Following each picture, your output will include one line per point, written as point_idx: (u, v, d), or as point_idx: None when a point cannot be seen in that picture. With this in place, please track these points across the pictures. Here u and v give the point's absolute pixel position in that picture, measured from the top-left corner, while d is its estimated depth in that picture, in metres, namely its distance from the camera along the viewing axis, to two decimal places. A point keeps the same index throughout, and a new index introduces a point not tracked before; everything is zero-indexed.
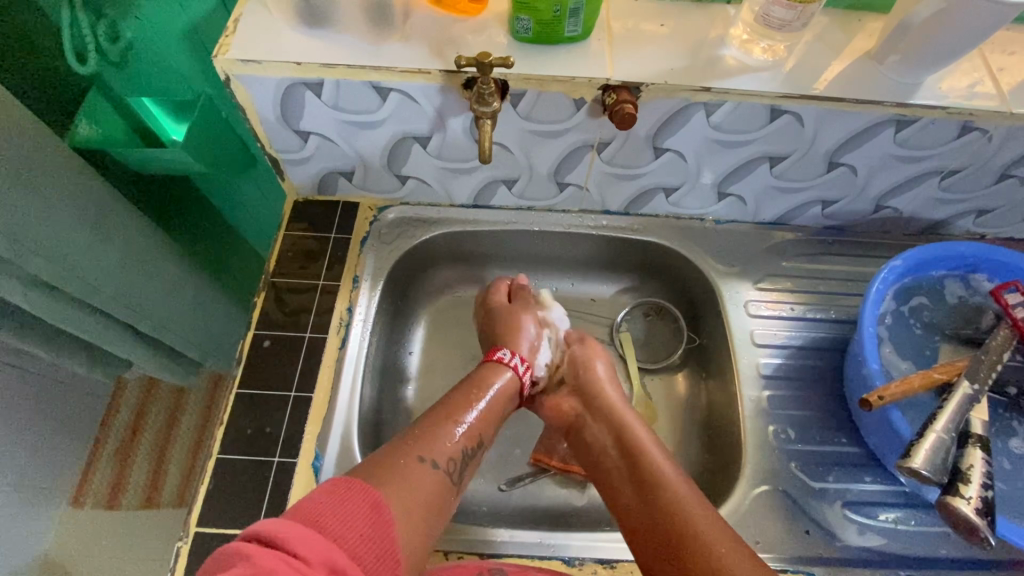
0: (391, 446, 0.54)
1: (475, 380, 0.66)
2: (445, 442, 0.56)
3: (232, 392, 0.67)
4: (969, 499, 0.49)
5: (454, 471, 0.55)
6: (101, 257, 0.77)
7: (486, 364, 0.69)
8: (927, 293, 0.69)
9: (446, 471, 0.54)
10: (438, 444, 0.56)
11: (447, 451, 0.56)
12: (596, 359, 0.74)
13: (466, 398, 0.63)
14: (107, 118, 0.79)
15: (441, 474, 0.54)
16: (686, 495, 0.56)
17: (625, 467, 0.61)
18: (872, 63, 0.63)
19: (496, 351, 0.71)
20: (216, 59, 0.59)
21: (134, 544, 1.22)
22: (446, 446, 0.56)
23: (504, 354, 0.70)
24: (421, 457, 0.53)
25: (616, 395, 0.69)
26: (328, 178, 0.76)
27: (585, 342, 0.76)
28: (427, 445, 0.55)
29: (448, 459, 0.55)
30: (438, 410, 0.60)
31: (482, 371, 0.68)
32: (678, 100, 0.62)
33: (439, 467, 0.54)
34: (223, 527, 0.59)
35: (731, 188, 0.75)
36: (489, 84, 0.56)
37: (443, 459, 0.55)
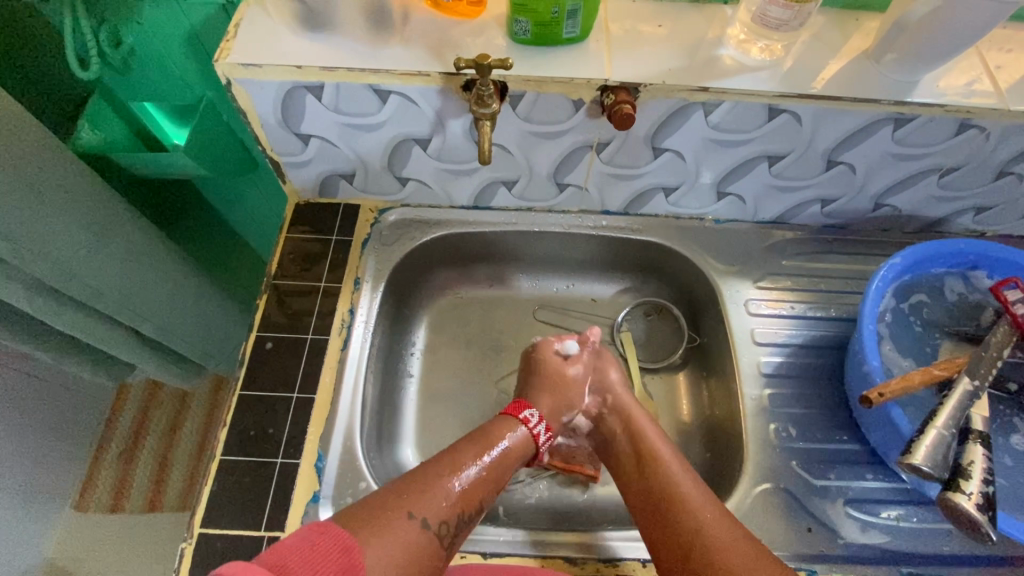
0: (396, 483, 0.54)
1: (480, 437, 0.63)
2: (439, 500, 0.54)
3: (235, 393, 0.67)
4: (969, 494, 0.49)
5: (446, 533, 0.53)
6: (103, 261, 0.77)
7: (502, 417, 0.67)
8: (927, 291, 0.69)
9: (437, 533, 0.52)
10: (434, 502, 0.53)
11: (440, 512, 0.53)
12: (612, 366, 0.75)
13: (468, 452, 0.60)
14: (108, 122, 0.79)
15: (431, 533, 0.51)
16: (699, 499, 0.59)
17: (632, 456, 0.66)
18: (869, 61, 0.64)
19: (523, 408, 0.68)
20: (217, 64, 0.59)
21: (136, 548, 1.22)
22: (442, 504, 0.54)
23: (530, 414, 0.68)
24: (411, 513, 0.51)
25: (630, 398, 0.71)
26: (328, 180, 0.77)
27: (601, 355, 0.76)
28: (419, 500, 0.53)
29: (441, 520, 0.53)
30: (443, 460, 0.58)
31: (495, 428, 0.65)
32: (676, 100, 0.62)
33: (429, 526, 0.52)
34: (226, 528, 0.60)
35: (730, 187, 0.75)
36: (488, 86, 0.56)
37: (435, 519, 0.52)
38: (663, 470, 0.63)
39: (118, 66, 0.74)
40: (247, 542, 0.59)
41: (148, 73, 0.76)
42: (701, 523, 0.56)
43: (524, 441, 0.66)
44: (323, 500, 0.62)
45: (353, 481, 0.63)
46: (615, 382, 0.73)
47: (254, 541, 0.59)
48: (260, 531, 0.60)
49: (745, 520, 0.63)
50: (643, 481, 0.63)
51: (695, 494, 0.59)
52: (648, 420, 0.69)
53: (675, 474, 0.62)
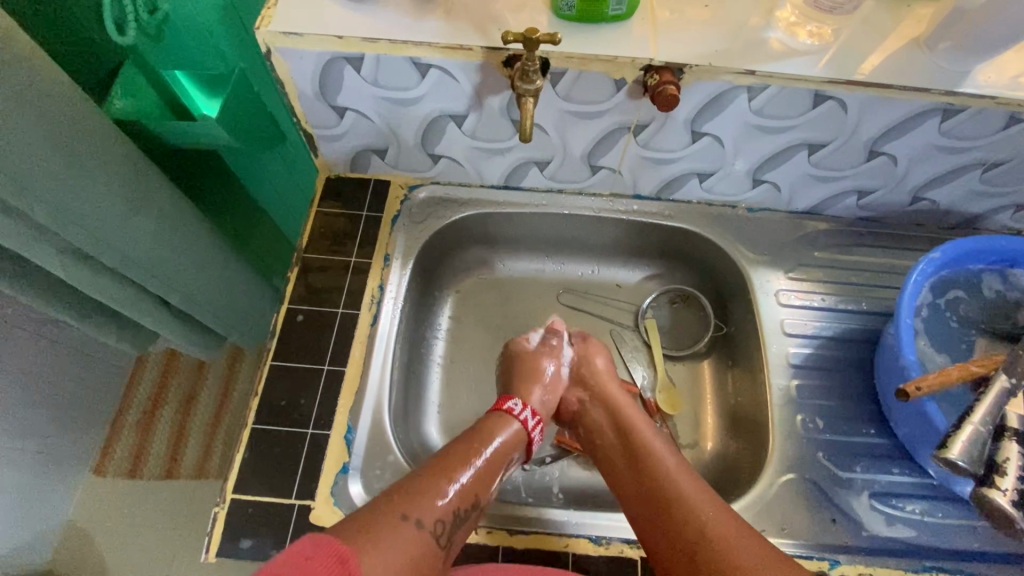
0: (391, 492, 0.54)
1: (482, 429, 0.65)
2: (434, 501, 0.54)
3: (266, 363, 0.68)
4: (1005, 491, 0.49)
5: (442, 533, 0.52)
6: (137, 230, 0.78)
7: (495, 412, 0.68)
8: (965, 286, 0.67)
9: (433, 533, 0.52)
10: (431, 504, 0.53)
11: (437, 512, 0.53)
12: (597, 355, 0.75)
13: (464, 453, 0.61)
14: (142, 89, 0.79)
15: (427, 535, 0.51)
16: (692, 490, 0.59)
17: (624, 450, 0.66)
18: (922, 49, 0.62)
19: (506, 399, 0.70)
20: (258, 32, 0.59)
21: (141, 518, 1.21)
22: (438, 508, 0.53)
23: (514, 403, 0.69)
24: (404, 514, 0.51)
25: (618, 390, 0.72)
26: (361, 155, 0.76)
27: (587, 341, 0.77)
28: (411, 502, 0.52)
29: (436, 520, 0.52)
30: (433, 468, 0.58)
31: (491, 424, 0.66)
32: (721, 83, 0.61)
33: (424, 526, 0.51)
34: (257, 495, 0.61)
35: (766, 175, 0.74)
36: (533, 62, 0.55)
37: (430, 519, 0.52)
38: (650, 448, 0.64)
39: (152, 33, 0.73)
40: (279, 511, 0.60)
41: (180, 38, 0.75)
42: (679, 491, 0.59)
43: (516, 436, 0.66)
44: (352, 472, 0.62)
45: (382, 455, 0.64)
46: (614, 394, 0.71)
47: (285, 508, 0.60)
48: (291, 499, 0.61)
49: (769, 507, 0.63)
50: (631, 466, 0.64)
51: (688, 484, 0.59)
52: (636, 415, 0.69)
53: (672, 474, 0.61)
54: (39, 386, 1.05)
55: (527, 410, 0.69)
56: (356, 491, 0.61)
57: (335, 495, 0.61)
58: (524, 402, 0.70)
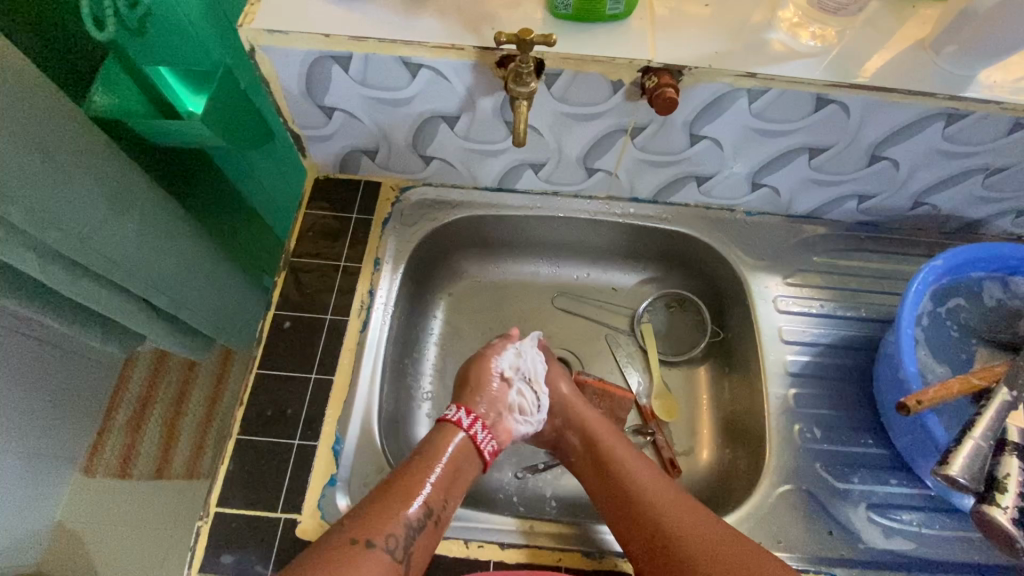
0: (347, 515, 0.53)
1: (427, 450, 0.60)
2: (388, 520, 0.52)
3: (252, 371, 0.66)
4: (1005, 509, 0.48)
5: (398, 549, 0.52)
6: (118, 232, 0.76)
7: (443, 425, 0.64)
8: (965, 295, 0.66)
9: (389, 551, 0.51)
10: (384, 523, 0.52)
11: (388, 530, 0.52)
12: (559, 379, 0.72)
13: (411, 475, 0.57)
14: (122, 86, 0.76)
15: (382, 553, 0.51)
16: (662, 497, 0.60)
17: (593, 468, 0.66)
18: (925, 52, 0.60)
19: (446, 408, 0.66)
20: (241, 29, 0.57)
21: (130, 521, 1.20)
22: (390, 525, 0.52)
23: (452, 411, 0.65)
24: (353, 538, 0.51)
25: (586, 406, 0.70)
26: (350, 156, 0.74)
27: (548, 363, 0.73)
28: (362, 524, 0.52)
29: (387, 536, 0.52)
30: (384, 491, 0.55)
31: (434, 438, 0.62)
32: (721, 86, 0.59)
33: (375, 546, 0.51)
34: (242, 508, 0.59)
35: (765, 178, 0.73)
36: (527, 63, 0.53)
37: (382, 538, 0.51)
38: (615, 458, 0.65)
39: (135, 28, 0.70)
40: (264, 525, 0.58)
41: (164, 35, 0.72)
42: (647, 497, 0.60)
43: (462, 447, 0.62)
44: (340, 484, 0.61)
45: (371, 466, 0.63)
46: (576, 408, 0.69)
47: (271, 521, 0.59)
48: (276, 513, 0.59)
49: (765, 520, 0.62)
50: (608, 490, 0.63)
51: (658, 494, 0.60)
52: (601, 423, 0.68)
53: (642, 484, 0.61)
54: (24, 389, 1.03)
55: (478, 425, 0.64)
56: (344, 505, 0.60)
57: (322, 508, 0.59)
58: (468, 407, 0.65)
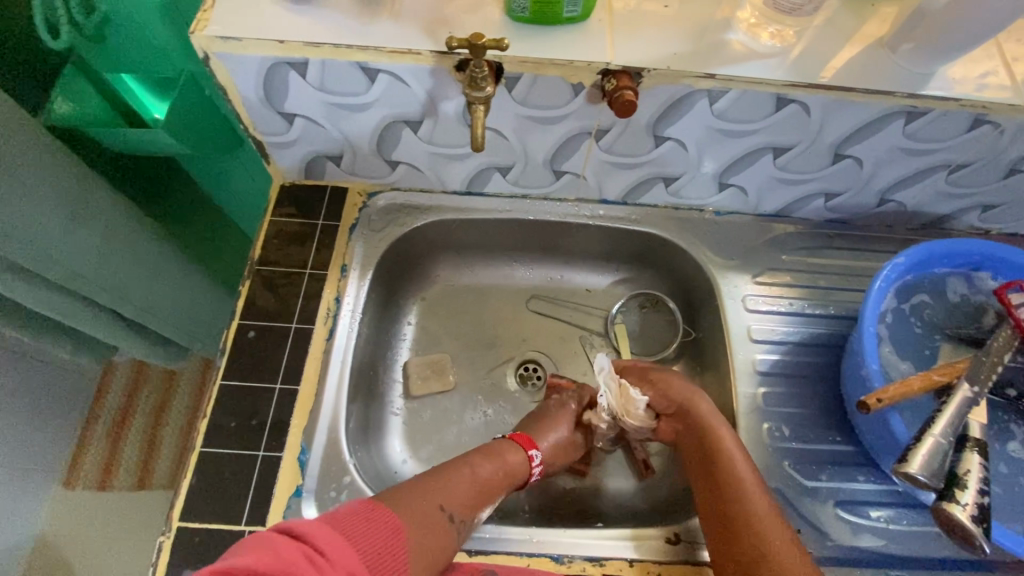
0: (430, 481, 0.59)
1: (497, 450, 0.66)
2: (458, 495, 0.58)
3: (216, 382, 0.65)
4: (964, 505, 0.48)
5: (461, 526, 0.57)
6: (79, 241, 0.74)
7: (509, 442, 0.68)
8: (929, 291, 0.67)
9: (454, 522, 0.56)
10: (455, 497, 0.58)
11: (461, 504, 0.58)
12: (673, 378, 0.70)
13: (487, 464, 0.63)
14: (84, 93, 0.75)
15: (451, 523, 0.56)
16: (762, 509, 0.57)
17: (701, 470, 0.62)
18: (883, 50, 0.60)
19: (533, 448, 0.68)
20: (194, 36, 0.56)
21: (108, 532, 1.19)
22: (462, 499, 0.58)
23: (536, 456, 0.68)
24: (439, 505, 0.56)
25: (708, 408, 0.65)
26: (315, 161, 0.73)
27: (650, 378, 0.71)
28: (444, 494, 0.57)
29: (462, 515, 0.57)
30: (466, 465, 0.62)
31: (503, 448, 0.66)
32: (680, 87, 0.59)
33: (452, 519, 0.56)
34: (206, 521, 0.58)
35: (732, 178, 0.73)
36: (481, 67, 0.52)
37: (457, 510, 0.57)
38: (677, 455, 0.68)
39: (92, 35, 0.69)
40: (227, 537, 0.58)
41: (123, 42, 0.71)
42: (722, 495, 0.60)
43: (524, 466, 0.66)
44: (306, 494, 0.60)
45: (338, 475, 0.62)
46: (703, 406, 0.65)
47: (234, 534, 0.58)
48: (240, 525, 0.58)
49: None
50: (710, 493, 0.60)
51: (760, 507, 0.57)
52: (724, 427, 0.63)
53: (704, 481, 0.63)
54: None
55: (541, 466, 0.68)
56: (309, 515, 0.59)
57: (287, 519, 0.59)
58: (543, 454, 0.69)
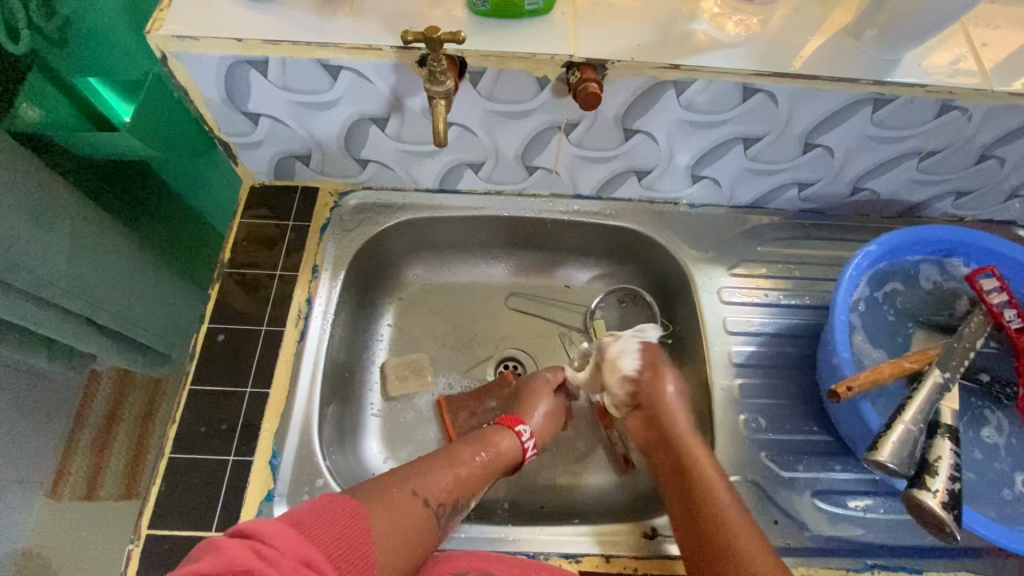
0: (406, 470, 0.58)
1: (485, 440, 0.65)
2: (440, 485, 0.58)
3: (185, 388, 0.64)
4: (935, 492, 0.48)
5: (442, 513, 0.57)
6: (46, 245, 0.72)
7: (496, 425, 0.68)
8: (902, 278, 0.67)
9: (435, 512, 0.56)
10: (436, 487, 0.57)
11: (441, 494, 0.57)
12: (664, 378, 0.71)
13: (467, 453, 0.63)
14: (52, 102, 0.73)
15: (431, 511, 0.55)
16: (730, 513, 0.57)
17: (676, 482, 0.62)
18: (848, 38, 0.60)
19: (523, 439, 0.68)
20: (149, 36, 0.55)
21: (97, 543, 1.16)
22: (444, 489, 0.58)
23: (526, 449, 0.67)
24: (414, 491, 0.56)
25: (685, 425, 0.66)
26: (284, 162, 0.73)
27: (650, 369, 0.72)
28: (421, 481, 0.57)
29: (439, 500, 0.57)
30: (444, 453, 0.62)
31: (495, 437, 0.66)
32: (646, 79, 0.59)
33: (429, 504, 0.55)
34: (176, 529, 0.58)
35: (705, 171, 0.72)
36: (440, 62, 0.52)
37: (435, 499, 0.56)
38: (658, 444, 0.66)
39: (55, 39, 0.69)
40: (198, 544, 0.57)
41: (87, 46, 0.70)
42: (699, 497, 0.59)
43: (514, 449, 0.66)
44: (277, 498, 0.60)
45: (310, 478, 0.61)
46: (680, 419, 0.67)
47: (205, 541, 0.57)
48: (210, 531, 0.58)
49: None
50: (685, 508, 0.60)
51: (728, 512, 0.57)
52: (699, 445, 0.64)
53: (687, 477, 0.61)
54: None
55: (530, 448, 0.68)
56: None
57: None
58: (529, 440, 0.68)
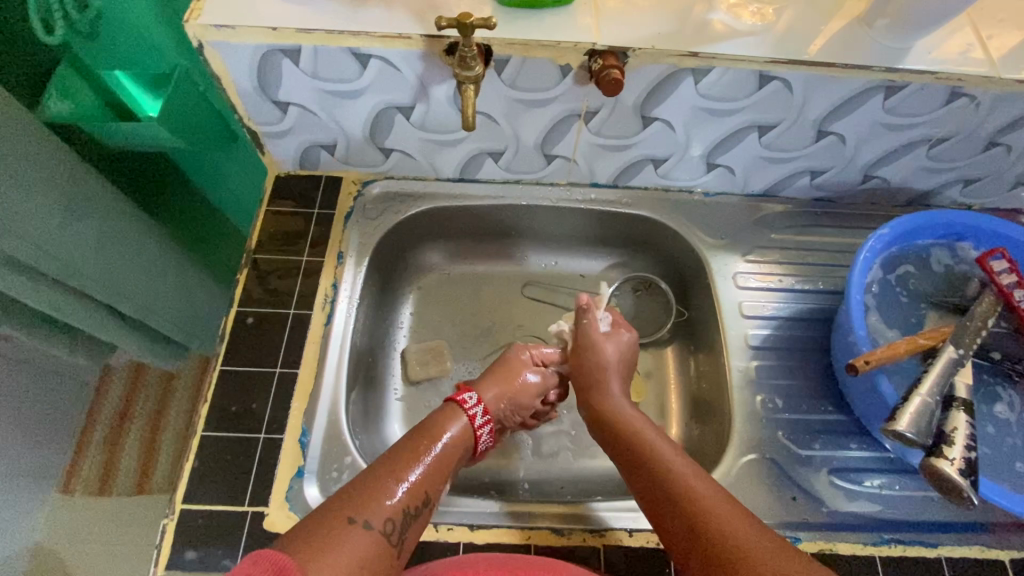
0: (338, 494, 0.49)
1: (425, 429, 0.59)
2: (385, 500, 0.50)
3: (216, 369, 0.66)
4: (952, 460, 0.49)
5: (393, 532, 0.49)
6: (77, 236, 0.74)
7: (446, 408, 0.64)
8: (914, 262, 0.68)
9: (384, 532, 0.48)
10: (379, 504, 0.49)
11: (387, 511, 0.49)
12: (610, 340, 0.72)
13: (410, 452, 0.56)
14: (82, 94, 0.74)
15: (378, 535, 0.47)
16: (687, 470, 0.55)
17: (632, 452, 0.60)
18: (861, 27, 0.62)
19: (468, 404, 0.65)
20: (188, 25, 0.57)
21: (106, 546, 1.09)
22: (388, 504, 0.50)
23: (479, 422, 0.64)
24: (351, 517, 0.47)
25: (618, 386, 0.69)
26: (310, 151, 0.75)
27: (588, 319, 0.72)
28: (360, 503, 0.48)
29: (386, 519, 0.49)
30: (381, 464, 0.53)
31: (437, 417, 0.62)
32: (665, 66, 0.61)
33: (373, 527, 0.47)
34: (209, 504, 0.59)
35: (719, 159, 0.74)
36: (471, 48, 0.54)
37: (381, 519, 0.48)
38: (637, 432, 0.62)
39: (86, 32, 0.70)
40: (231, 518, 0.58)
41: (116, 39, 0.71)
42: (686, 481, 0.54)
43: (463, 432, 0.62)
44: (308, 475, 0.61)
45: (339, 456, 0.63)
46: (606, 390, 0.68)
47: (239, 515, 0.59)
48: (243, 506, 0.59)
49: (730, 489, 0.63)
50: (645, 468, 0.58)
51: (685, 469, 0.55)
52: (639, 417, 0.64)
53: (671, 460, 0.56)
54: None
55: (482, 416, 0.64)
56: (312, 495, 0.60)
57: (289, 500, 0.59)
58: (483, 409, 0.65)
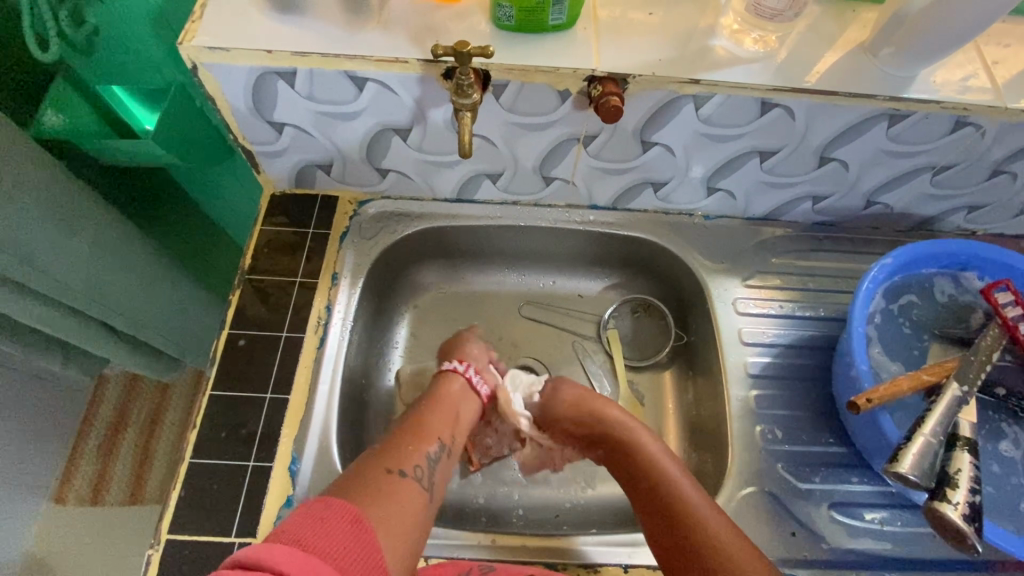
0: (369, 453, 0.57)
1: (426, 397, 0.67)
2: (411, 453, 0.57)
3: (206, 393, 0.65)
4: (956, 504, 0.48)
5: (422, 475, 0.57)
6: (72, 256, 0.72)
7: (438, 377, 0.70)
8: (917, 291, 0.67)
9: (417, 478, 0.56)
10: (406, 455, 0.57)
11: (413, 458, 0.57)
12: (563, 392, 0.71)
13: (417, 413, 0.63)
14: (77, 108, 0.72)
15: (413, 480, 0.55)
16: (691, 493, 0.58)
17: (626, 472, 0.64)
18: (865, 55, 0.61)
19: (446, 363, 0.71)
20: (182, 47, 0.56)
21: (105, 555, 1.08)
22: (411, 454, 0.57)
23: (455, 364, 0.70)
24: (390, 469, 0.55)
25: (618, 415, 0.67)
26: (305, 170, 0.74)
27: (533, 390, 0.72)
28: (394, 459, 0.56)
29: (415, 465, 0.57)
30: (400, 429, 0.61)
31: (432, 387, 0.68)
32: (665, 93, 0.60)
33: (407, 474, 0.55)
34: (195, 534, 0.58)
35: (720, 183, 0.73)
36: (468, 75, 0.54)
37: (410, 466, 0.56)
38: (659, 474, 0.61)
39: (82, 46, 0.67)
40: (218, 549, 0.57)
41: (115, 55, 0.68)
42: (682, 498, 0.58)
43: (460, 391, 0.68)
44: (297, 504, 0.60)
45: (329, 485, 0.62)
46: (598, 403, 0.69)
47: (226, 545, 0.58)
48: (231, 536, 0.58)
49: None
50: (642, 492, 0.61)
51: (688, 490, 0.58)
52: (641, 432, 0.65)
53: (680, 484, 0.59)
54: None
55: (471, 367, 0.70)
56: None
57: None
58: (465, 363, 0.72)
